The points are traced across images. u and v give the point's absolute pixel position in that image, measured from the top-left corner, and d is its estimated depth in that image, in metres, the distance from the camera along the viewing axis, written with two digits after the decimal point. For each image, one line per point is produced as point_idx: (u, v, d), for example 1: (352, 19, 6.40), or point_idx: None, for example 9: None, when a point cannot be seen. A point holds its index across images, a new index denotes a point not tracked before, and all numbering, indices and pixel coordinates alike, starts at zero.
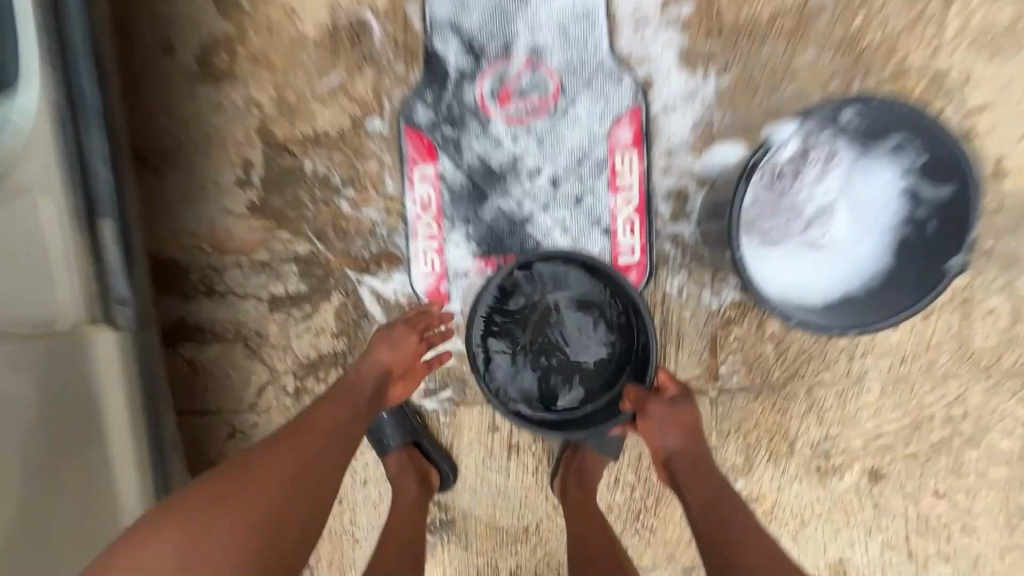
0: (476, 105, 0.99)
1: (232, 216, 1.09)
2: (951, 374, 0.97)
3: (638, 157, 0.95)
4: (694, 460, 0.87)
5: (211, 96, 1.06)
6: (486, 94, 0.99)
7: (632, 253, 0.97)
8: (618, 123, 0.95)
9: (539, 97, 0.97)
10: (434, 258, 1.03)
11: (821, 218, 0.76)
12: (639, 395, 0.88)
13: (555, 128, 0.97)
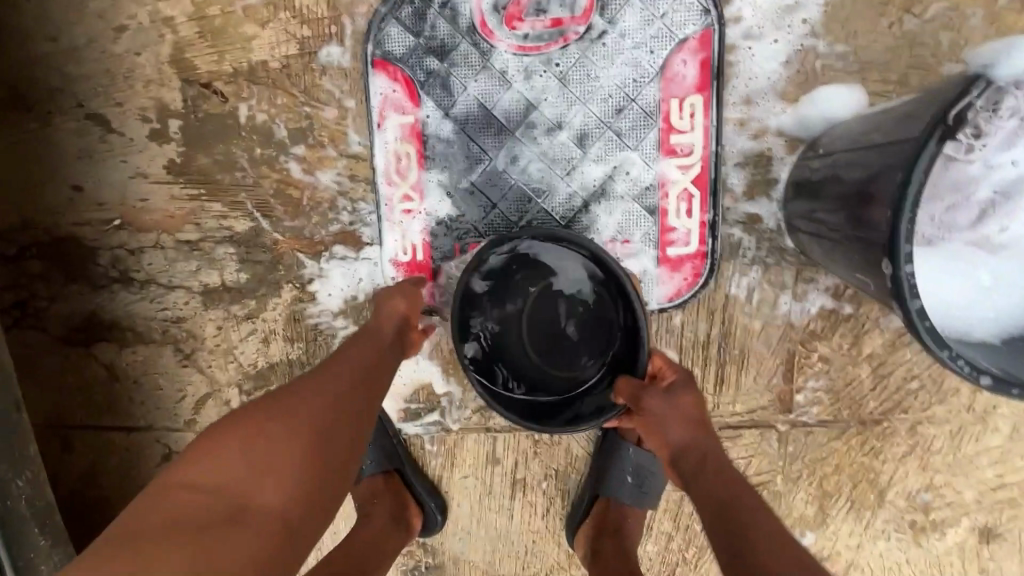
0: (475, 27, 0.70)
1: (147, 180, 0.81)
2: None
3: (704, 105, 0.67)
4: (708, 461, 0.59)
5: (108, 10, 0.77)
6: (488, 11, 0.69)
7: (687, 241, 0.70)
8: (678, 54, 0.66)
9: (563, 14, 0.68)
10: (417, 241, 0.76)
11: (1003, 202, 0.50)
12: (632, 386, 0.64)
13: (585, 60, 0.68)
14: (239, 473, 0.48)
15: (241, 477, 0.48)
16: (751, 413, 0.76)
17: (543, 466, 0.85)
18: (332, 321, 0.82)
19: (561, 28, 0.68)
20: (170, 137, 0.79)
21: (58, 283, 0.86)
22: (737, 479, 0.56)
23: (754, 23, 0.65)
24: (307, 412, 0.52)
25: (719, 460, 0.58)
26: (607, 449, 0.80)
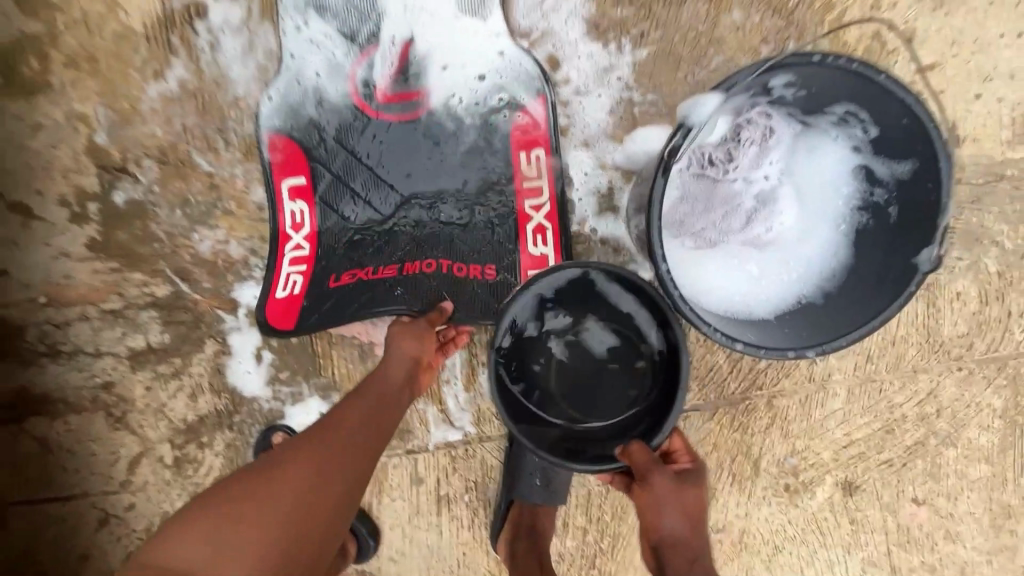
0: (353, 101, 0.82)
1: (69, 258, 0.88)
2: (921, 368, 0.86)
3: (546, 154, 0.81)
4: (690, 559, 0.64)
5: (21, 112, 0.85)
6: (360, 85, 0.82)
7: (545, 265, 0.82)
8: (522, 115, 0.81)
9: (421, 87, 0.81)
10: (297, 283, 0.85)
11: (763, 210, 0.63)
12: (645, 456, 0.66)
13: (444, 127, 0.82)
14: (224, 538, 0.49)
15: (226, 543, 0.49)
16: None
17: (463, 479, 0.92)
18: (254, 367, 0.90)
19: (421, 97, 0.82)
20: (90, 219, 0.87)
21: None
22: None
23: (577, 82, 0.80)
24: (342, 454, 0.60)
25: (701, 561, 0.64)
26: (515, 457, 0.89)
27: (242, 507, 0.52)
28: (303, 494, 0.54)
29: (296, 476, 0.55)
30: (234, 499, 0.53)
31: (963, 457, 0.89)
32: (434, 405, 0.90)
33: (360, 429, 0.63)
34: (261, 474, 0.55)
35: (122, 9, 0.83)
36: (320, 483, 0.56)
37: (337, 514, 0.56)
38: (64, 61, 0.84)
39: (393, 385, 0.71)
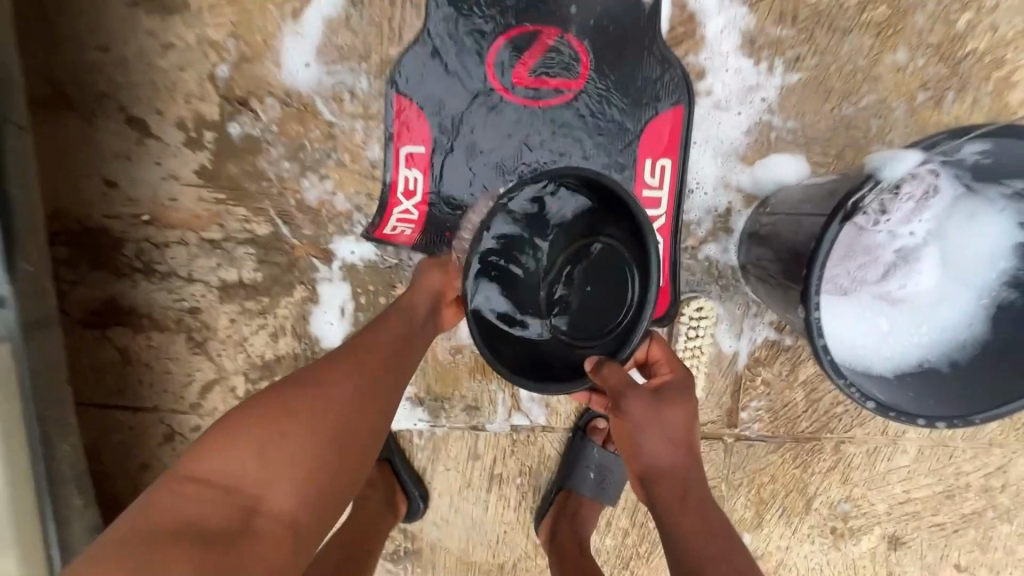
0: (487, 78, 0.81)
1: (178, 181, 0.89)
2: (997, 443, 0.86)
3: (672, 166, 0.79)
4: (681, 483, 0.62)
5: (158, 29, 0.85)
6: (500, 64, 0.81)
7: None
8: (656, 122, 0.79)
9: (561, 77, 0.80)
10: (405, 236, 0.86)
11: (904, 266, 0.62)
12: (619, 377, 0.61)
13: (574, 119, 0.81)
14: (266, 454, 0.51)
15: (269, 465, 0.51)
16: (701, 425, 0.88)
17: (518, 463, 0.94)
18: (337, 320, 0.91)
19: (560, 87, 0.80)
20: (204, 146, 0.88)
21: (83, 269, 0.93)
22: (704, 504, 0.61)
23: (719, 95, 0.78)
24: (374, 378, 0.60)
25: (691, 481, 0.62)
26: (575, 450, 0.90)
27: (283, 426, 0.53)
28: (335, 424, 0.55)
29: (329, 404, 0.55)
30: (267, 419, 0.53)
31: (1015, 534, 0.89)
32: (507, 388, 0.92)
33: (389, 358, 0.63)
34: (287, 400, 0.55)
35: None
36: (351, 414, 0.56)
37: (371, 437, 0.58)
38: None
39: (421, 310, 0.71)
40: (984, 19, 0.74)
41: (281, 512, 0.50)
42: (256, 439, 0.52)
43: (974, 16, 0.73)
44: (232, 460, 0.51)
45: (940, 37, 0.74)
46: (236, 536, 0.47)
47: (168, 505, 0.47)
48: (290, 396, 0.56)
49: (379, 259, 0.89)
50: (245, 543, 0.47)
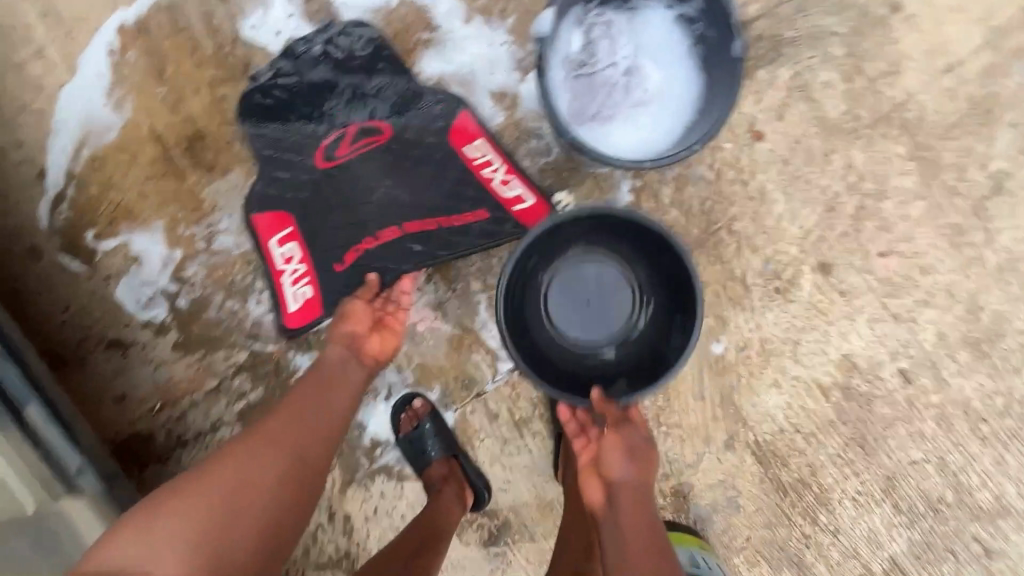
0: (321, 163, 1.04)
1: (166, 363, 1.10)
2: (830, 151, 1.05)
3: (486, 141, 1.02)
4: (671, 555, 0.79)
5: (93, 271, 1.09)
6: (328, 150, 1.04)
7: (525, 199, 1.00)
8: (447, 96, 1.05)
9: (374, 137, 1.04)
10: (306, 291, 1.04)
11: (633, 78, 0.84)
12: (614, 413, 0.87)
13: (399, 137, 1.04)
14: (158, 532, 0.69)
15: (162, 532, 0.69)
16: None
17: (529, 400, 1.10)
18: None
19: (378, 140, 1.04)
20: (169, 329, 1.09)
21: (136, 472, 1.11)
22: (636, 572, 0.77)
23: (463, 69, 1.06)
24: (255, 465, 0.76)
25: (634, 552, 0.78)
26: (556, 391, 1.06)
27: (176, 508, 0.71)
28: (223, 501, 0.72)
29: (215, 483, 0.73)
30: (163, 505, 0.72)
31: (899, 204, 1.06)
32: (482, 350, 1.09)
33: (274, 440, 0.79)
34: (194, 479, 0.74)
35: (134, 165, 1.08)
36: (242, 488, 0.74)
37: (250, 515, 0.73)
38: (107, 222, 1.08)
39: (326, 384, 0.89)
40: None
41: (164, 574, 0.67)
42: (152, 519, 0.71)
43: None
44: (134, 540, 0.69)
45: None
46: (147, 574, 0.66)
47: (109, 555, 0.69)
48: (195, 478, 0.75)
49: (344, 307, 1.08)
50: None
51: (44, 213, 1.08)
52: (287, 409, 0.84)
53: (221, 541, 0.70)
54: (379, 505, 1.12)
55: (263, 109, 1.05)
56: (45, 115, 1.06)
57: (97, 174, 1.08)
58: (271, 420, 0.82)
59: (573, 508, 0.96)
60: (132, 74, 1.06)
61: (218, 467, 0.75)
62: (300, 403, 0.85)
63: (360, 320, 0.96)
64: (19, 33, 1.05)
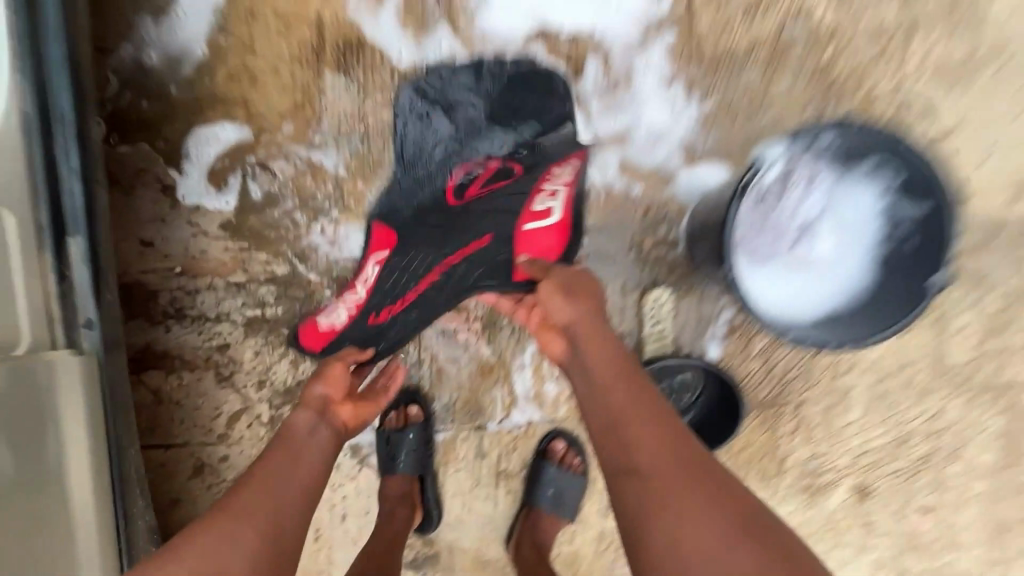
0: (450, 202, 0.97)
1: (206, 236, 1.04)
2: (931, 390, 0.99)
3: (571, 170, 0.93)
4: (694, 467, 0.61)
5: (182, 113, 1.01)
6: (456, 185, 0.97)
7: (549, 215, 0.91)
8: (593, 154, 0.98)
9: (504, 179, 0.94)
10: (338, 319, 0.99)
11: (806, 235, 0.80)
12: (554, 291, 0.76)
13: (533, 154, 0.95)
14: None
15: None
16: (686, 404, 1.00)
17: (521, 458, 1.05)
18: None
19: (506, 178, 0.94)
20: (230, 207, 1.03)
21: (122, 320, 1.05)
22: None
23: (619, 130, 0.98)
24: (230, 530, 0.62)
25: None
26: (535, 470, 1.01)
27: None
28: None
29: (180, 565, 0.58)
30: None
31: (966, 472, 1.00)
32: (504, 388, 1.03)
33: (251, 500, 0.65)
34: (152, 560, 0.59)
35: (276, 34, 0.99)
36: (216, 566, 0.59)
37: None
38: (221, 74, 1.00)
39: (313, 440, 0.75)
40: (844, 48, 0.93)
41: None
42: None
43: (836, 46, 0.93)
44: None
45: (814, 65, 0.94)
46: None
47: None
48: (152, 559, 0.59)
49: None
50: None
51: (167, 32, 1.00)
52: (264, 467, 0.69)
53: None
54: None
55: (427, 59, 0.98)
56: None
57: (234, 22, 0.99)
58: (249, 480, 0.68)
59: (530, 568, 0.95)
60: None
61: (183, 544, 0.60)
62: (275, 464, 0.70)
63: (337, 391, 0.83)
64: None
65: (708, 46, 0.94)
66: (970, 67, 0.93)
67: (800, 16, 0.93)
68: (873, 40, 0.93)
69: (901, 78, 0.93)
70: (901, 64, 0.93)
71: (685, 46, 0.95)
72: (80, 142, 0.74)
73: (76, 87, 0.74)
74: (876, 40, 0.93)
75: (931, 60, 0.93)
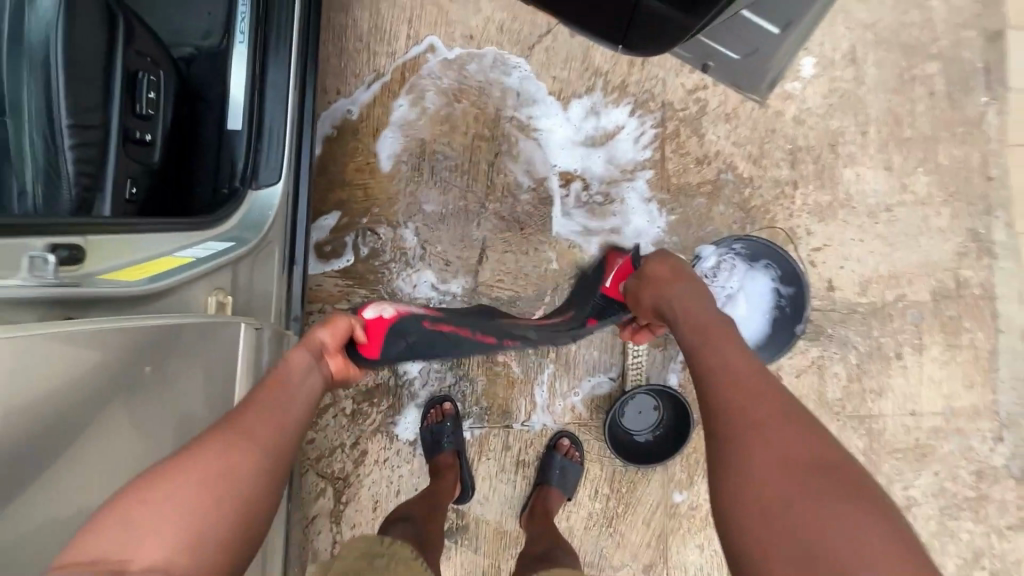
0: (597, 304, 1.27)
1: (323, 275, 1.46)
2: (816, 416, 1.46)
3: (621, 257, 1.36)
4: (794, 416, 0.74)
5: (321, 191, 1.47)
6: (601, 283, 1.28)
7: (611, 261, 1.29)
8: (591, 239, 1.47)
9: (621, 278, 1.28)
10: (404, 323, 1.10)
11: (731, 300, 1.42)
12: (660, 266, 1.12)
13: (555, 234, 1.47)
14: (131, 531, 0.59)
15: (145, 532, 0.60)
16: (656, 417, 1.43)
17: (535, 451, 1.43)
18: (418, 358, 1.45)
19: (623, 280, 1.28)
20: (349, 268, 1.47)
21: None
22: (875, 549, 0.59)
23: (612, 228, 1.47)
24: (261, 432, 0.77)
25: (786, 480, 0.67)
26: (546, 459, 1.40)
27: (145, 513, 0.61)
28: (216, 492, 0.66)
29: (199, 472, 0.67)
30: (116, 519, 0.60)
31: None
32: (527, 399, 1.45)
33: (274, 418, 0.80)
34: (166, 470, 0.66)
35: (393, 145, 1.48)
36: (229, 480, 0.68)
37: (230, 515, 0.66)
38: (352, 167, 1.48)
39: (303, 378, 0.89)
40: (756, 190, 1.49)
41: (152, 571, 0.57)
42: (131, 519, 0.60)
43: (751, 189, 1.49)
44: (125, 531, 0.59)
45: (739, 198, 1.49)
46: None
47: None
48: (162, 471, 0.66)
49: None
50: None
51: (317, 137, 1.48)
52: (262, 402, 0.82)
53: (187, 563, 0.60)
54: (390, 457, 1.44)
55: (492, 170, 1.49)
56: (362, 82, 1.48)
57: (367, 136, 1.48)
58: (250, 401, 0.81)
59: (540, 529, 1.31)
60: (429, 93, 1.49)
61: (203, 450, 0.70)
62: (283, 396, 0.84)
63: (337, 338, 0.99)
64: (380, 29, 1.49)
65: (674, 181, 1.49)
66: (833, 208, 1.49)
67: (728, 170, 1.49)
68: (774, 187, 1.49)
69: (792, 211, 1.49)
70: (791, 203, 1.49)
71: (659, 180, 1.49)
72: (309, 207, 1.16)
73: (310, 167, 1.16)
74: (776, 187, 1.49)
75: (808, 203, 1.49)
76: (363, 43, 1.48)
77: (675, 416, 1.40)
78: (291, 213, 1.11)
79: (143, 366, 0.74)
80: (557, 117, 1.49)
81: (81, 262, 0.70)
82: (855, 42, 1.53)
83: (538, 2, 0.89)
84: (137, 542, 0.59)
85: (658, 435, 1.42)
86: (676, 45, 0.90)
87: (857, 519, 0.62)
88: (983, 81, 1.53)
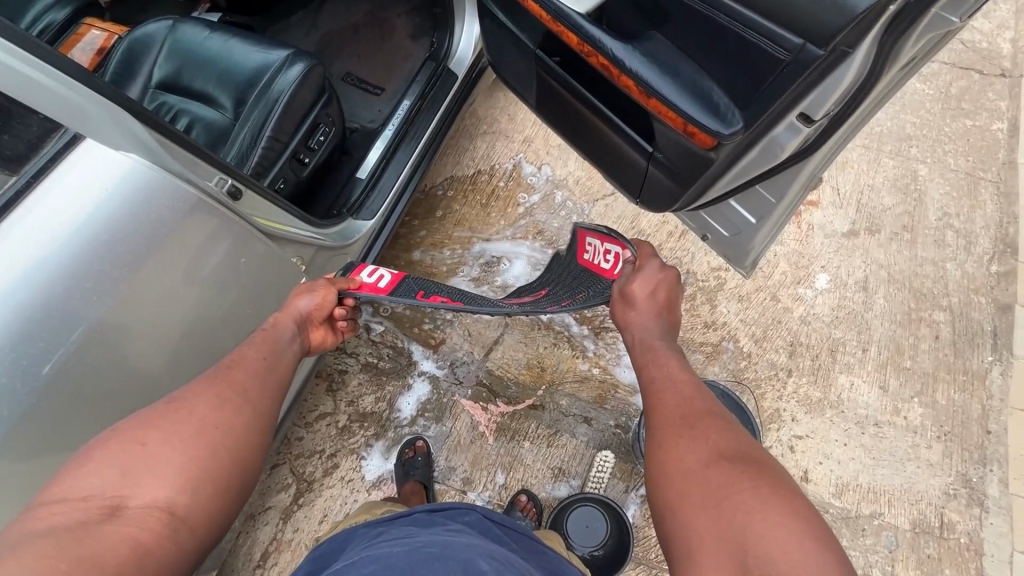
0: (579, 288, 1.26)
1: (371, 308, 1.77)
2: None
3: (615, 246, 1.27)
4: (732, 461, 0.83)
5: (400, 251, 1.88)
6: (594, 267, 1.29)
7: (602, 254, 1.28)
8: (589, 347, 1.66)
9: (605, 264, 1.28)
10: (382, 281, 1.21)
11: None
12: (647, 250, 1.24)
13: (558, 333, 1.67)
14: (125, 470, 0.81)
15: (136, 470, 0.82)
16: (607, 538, 1.41)
17: None
18: (412, 403, 1.64)
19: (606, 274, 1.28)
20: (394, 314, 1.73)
21: None
22: (762, 494, 0.77)
23: (570, 334, 1.67)
24: (238, 378, 1.01)
25: (690, 467, 0.84)
26: None
27: (131, 455, 0.83)
28: (192, 436, 0.88)
29: (170, 422, 0.89)
30: (120, 452, 0.83)
31: None
32: (490, 473, 1.57)
33: (252, 368, 1.04)
34: (141, 423, 0.87)
35: (463, 234, 1.88)
36: (200, 425, 0.90)
37: (205, 452, 0.88)
38: (427, 241, 1.88)
39: (284, 334, 1.13)
40: (751, 365, 1.65)
41: (148, 501, 0.79)
42: (122, 456, 0.83)
43: (748, 362, 1.65)
44: (110, 465, 0.81)
45: (734, 367, 1.65)
46: (147, 550, 0.74)
47: (52, 503, 0.76)
48: (140, 422, 0.88)
49: (446, 377, 1.66)
50: (122, 517, 0.76)
51: (413, 212, 1.93)
52: (243, 355, 1.06)
53: (181, 486, 0.83)
54: (354, 479, 1.58)
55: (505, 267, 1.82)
56: (460, 185, 1.95)
57: (448, 223, 1.90)
58: (232, 358, 1.05)
59: None
60: (505, 206, 1.90)
61: (172, 404, 0.92)
62: (265, 346, 1.10)
63: (321, 308, 1.19)
64: (488, 154, 1.98)
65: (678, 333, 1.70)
66: (822, 404, 1.60)
67: (731, 339, 1.68)
68: (769, 368, 1.64)
69: (781, 393, 1.62)
70: (782, 385, 1.63)
71: None
72: (381, 248, 1.50)
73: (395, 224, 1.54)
74: (770, 369, 1.64)
75: (800, 393, 1.61)
76: (473, 162, 1.98)
77: (619, 541, 1.41)
78: (368, 247, 1.47)
79: (153, 244, 0.99)
80: (522, 252, 1.84)
81: (236, 200, 1.10)
82: (868, 275, 1.74)
83: (590, 157, 1.29)
84: (151, 464, 0.83)
85: (597, 557, 1.40)
86: (672, 210, 1.18)
87: (780, 504, 0.75)
88: (990, 341, 1.65)
